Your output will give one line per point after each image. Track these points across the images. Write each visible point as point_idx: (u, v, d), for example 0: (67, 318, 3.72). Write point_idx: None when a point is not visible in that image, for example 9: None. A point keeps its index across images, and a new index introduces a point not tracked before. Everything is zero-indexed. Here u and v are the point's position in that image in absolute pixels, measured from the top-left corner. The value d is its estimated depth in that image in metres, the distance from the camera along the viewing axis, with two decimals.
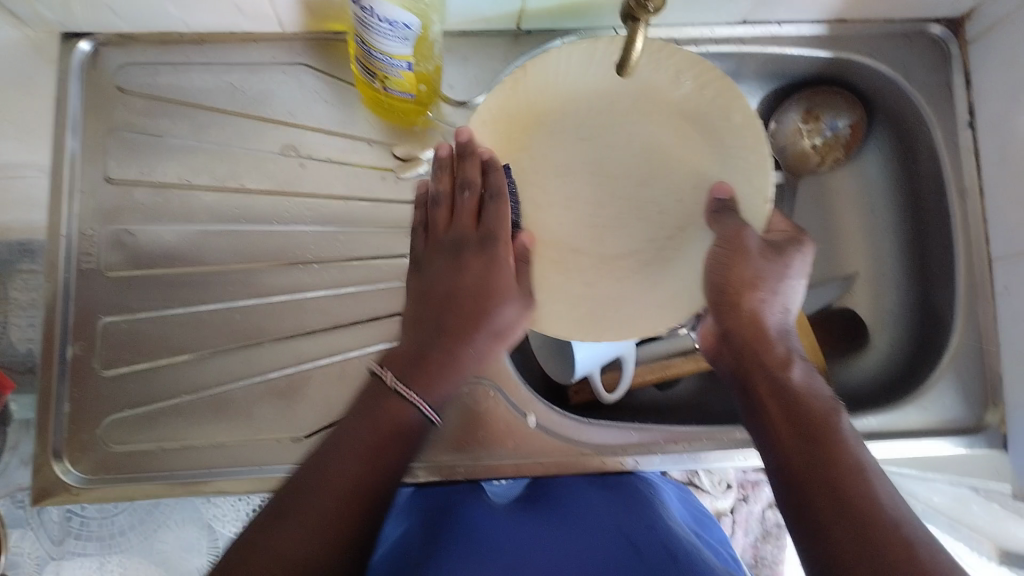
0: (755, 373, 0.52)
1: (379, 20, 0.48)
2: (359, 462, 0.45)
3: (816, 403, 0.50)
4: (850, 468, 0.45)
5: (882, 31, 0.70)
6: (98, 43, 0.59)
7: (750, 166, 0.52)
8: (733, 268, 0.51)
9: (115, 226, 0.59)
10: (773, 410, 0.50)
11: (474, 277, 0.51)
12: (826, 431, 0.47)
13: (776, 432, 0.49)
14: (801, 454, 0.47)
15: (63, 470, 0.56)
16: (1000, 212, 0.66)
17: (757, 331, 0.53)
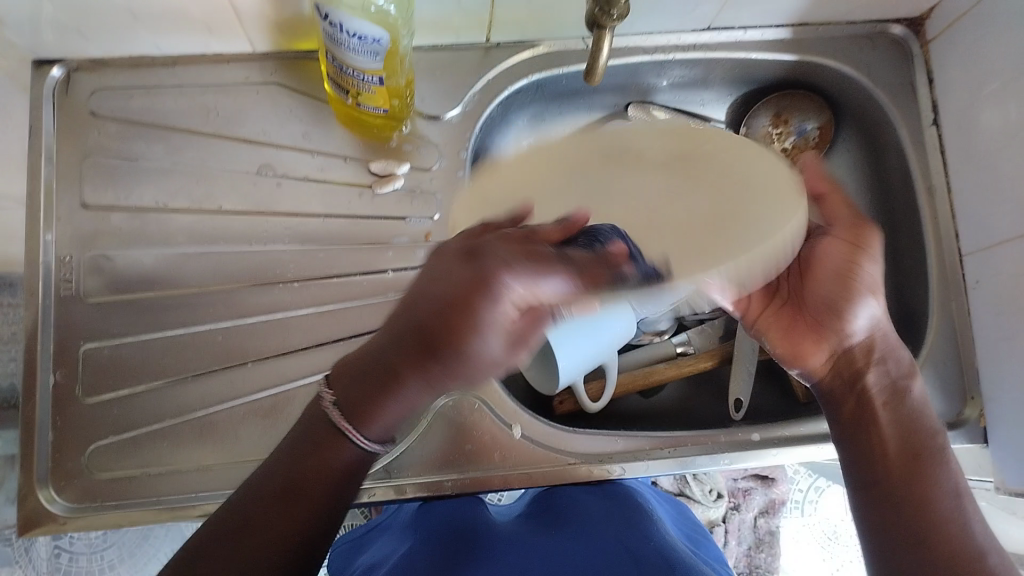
0: (871, 373, 0.52)
1: (348, 36, 0.49)
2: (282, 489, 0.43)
3: (926, 426, 0.50)
4: (948, 507, 0.46)
5: (844, 33, 0.72)
6: (71, 68, 0.59)
7: None
8: (854, 272, 0.52)
9: (92, 251, 0.59)
10: (879, 423, 0.50)
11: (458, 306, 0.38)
12: (931, 457, 0.48)
13: (879, 450, 0.49)
14: (903, 483, 0.48)
15: (47, 498, 0.55)
16: (967, 205, 0.67)
17: (881, 343, 0.53)
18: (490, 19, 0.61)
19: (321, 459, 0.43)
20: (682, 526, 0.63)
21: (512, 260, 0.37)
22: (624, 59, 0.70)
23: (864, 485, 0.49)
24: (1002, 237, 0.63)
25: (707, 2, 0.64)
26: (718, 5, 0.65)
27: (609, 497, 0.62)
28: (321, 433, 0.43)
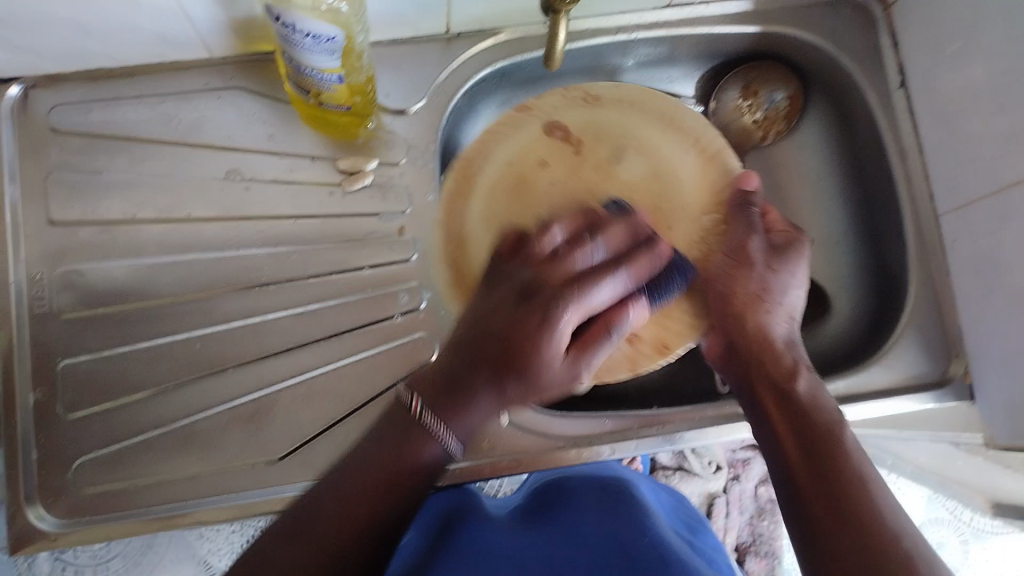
0: (759, 387, 0.52)
1: (302, 36, 0.49)
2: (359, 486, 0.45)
3: (821, 414, 0.49)
4: (853, 478, 0.44)
5: (805, 1, 0.72)
6: (28, 87, 0.59)
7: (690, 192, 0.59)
8: (734, 284, 0.53)
9: (63, 267, 0.58)
10: (775, 417, 0.50)
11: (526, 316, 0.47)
12: (831, 440, 0.47)
13: (782, 444, 0.48)
14: (804, 465, 0.46)
15: (36, 515, 0.55)
16: (937, 165, 0.67)
17: (761, 346, 0.53)
18: (448, 9, 0.61)
19: (416, 445, 0.47)
20: (679, 515, 0.65)
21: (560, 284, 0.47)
22: (587, 41, 0.69)
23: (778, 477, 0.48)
24: (973, 194, 0.63)
25: None
26: None
27: (612, 488, 0.63)
28: (436, 395, 0.48)
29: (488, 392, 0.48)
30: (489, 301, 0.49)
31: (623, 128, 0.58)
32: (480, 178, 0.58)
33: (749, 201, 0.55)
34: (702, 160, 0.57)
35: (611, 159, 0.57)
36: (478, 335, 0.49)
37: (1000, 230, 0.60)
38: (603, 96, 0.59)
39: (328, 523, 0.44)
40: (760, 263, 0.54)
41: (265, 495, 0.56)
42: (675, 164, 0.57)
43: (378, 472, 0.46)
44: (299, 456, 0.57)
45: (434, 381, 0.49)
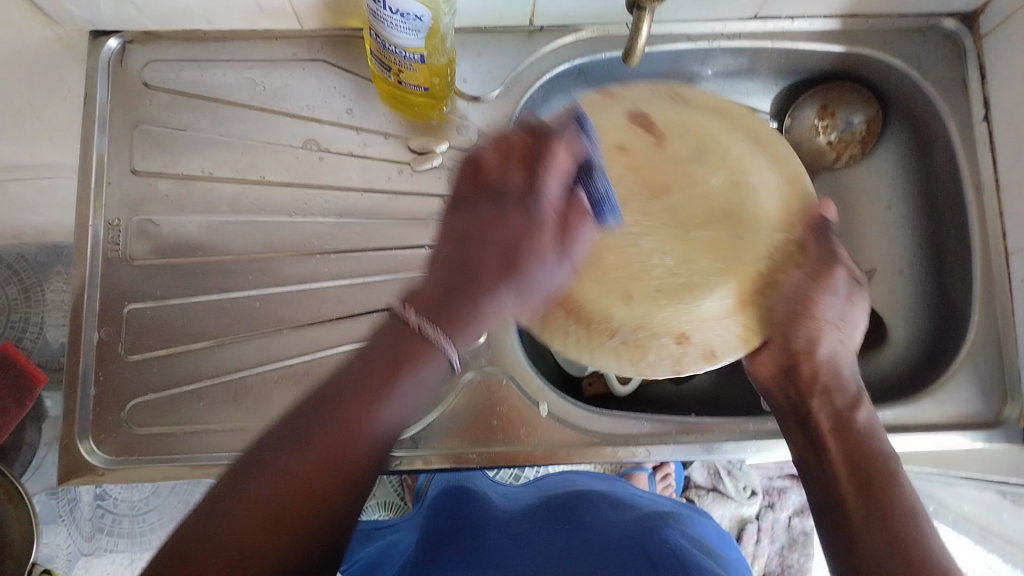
0: (817, 408, 0.50)
1: (391, 12, 0.50)
2: (321, 454, 0.39)
3: (876, 448, 0.48)
4: (903, 517, 0.44)
5: (895, 26, 0.70)
6: (126, 41, 0.62)
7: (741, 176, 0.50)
8: (811, 299, 0.49)
9: (140, 216, 0.61)
10: (834, 460, 0.48)
11: (517, 233, 0.43)
12: (884, 471, 0.46)
13: (835, 475, 0.47)
14: (855, 509, 0.45)
15: (87, 449, 0.57)
16: (1014, 202, 0.65)
17: (829, 371, 0.51)
18: (533, 1, 0.61)
19: (376, 405, 0.40)
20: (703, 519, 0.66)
21: (530, 179, 0.43)
22: (667, 46, 0.69)
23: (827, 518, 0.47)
24: None
25: None
26: None
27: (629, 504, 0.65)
28: (347, 390, 0.40)
29: (502, 299, 0.43)
30: (493, 205, 0.44)
31: (722, 146, 0.51)
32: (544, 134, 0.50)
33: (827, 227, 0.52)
34: (792, 187, 0.52)
35: (691, 158, 0.50)
36: (471, 243, 0.44)
37: None
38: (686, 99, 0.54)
39: (315, 453, 0.39)
40: (800, 281, 0.49)
41: None
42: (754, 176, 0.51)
43: (331, 461, 0.39)
44: None
45: (427, 298, 0.42)
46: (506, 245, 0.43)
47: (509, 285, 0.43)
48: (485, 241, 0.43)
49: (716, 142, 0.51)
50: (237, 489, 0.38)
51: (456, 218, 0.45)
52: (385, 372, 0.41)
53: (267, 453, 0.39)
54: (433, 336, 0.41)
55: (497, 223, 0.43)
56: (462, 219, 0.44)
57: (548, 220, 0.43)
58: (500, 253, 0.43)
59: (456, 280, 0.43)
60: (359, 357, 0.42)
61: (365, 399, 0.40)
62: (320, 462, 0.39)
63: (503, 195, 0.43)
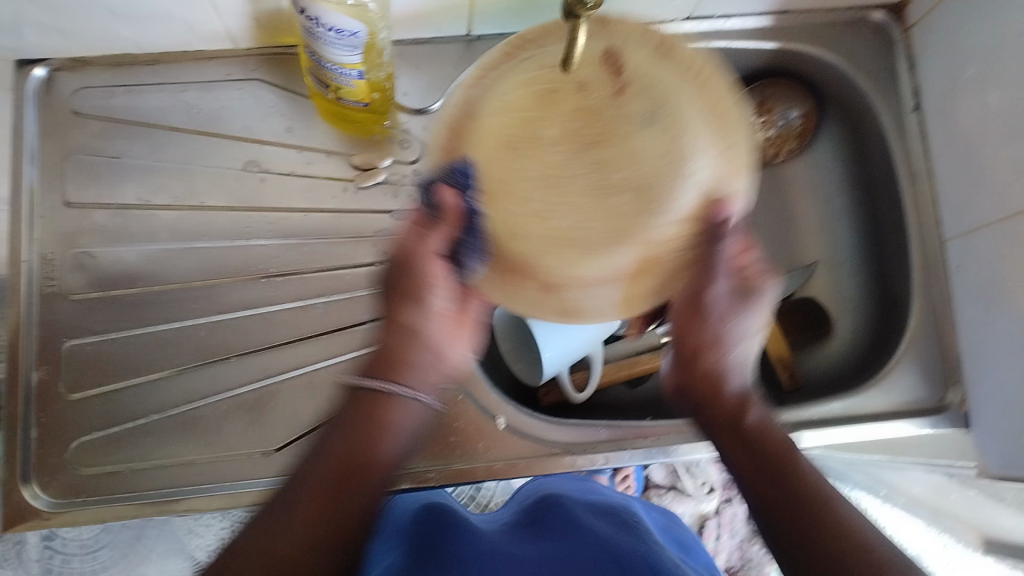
0: (716, 416, 0.48)
1: (325, 29, 0.49)
2: (294, 543, 0.41)
3: (774, 443, 0.46)
4: (821, 509, 0.42)
5: (825, 21, 0.72)
6: (52, 69, 0.60)
7: (662, 147, 0.34)
8: (703, 320, 0.45)
9: (75, 249, 0.59)
10: (737, 457, 0.47)
11: (406, 301, 0.45)
12: (787, 469, 0.45)
13: (743, 472, 0.46)
14: (778, 514, 0.43)
15: (32, 493, 0.56)
16: (947, 191, 0.67)
17: (711, 379, 0.48)
18: (470, 11, 0.61)
19: (324, 527, 0.42)
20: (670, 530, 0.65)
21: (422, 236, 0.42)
22: None
23: (761, 519, 0.45)
24: (982, 223, 0.63)
25: None
26: None
27: (603, 509, 0.65)
28: (303, 527, 0.42)
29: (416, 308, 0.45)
30: (404, 297, 0.45)
31: (612, 39, 0.37)
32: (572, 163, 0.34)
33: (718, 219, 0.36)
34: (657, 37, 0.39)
35: (640, 119, 0.34)
36: (396, 286, 0.45)
37: (1006, 260, 0.60)
38: (533, 41, 0.40)
39: (293, 532, 0.42)
40: (732, 307, 0.45)
41: (260, 485, 0.56)
42: (687, 128, 0.34)
43: (282, 564, 0.41)
44: (297, 448, 0.57)
45: (372, 361, 0.47)
46: (407, 280, 0.44)
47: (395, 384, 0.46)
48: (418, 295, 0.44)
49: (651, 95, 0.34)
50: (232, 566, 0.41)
51: (391, 272, 0.46)
52: (328, 488, 0.43)
53: (233, 548, 0.42)
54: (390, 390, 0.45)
55: (409, 293, 0.45)
56: (389, 289, 0.46)
57: (400, 287, 0.45)
58: (397, 322, 0.46)
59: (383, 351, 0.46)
60: (332, 431, 0.45)
61: (321, 547, 0.42)
62: (281, 555, 0.41)
63: (400, 290, 0.45)
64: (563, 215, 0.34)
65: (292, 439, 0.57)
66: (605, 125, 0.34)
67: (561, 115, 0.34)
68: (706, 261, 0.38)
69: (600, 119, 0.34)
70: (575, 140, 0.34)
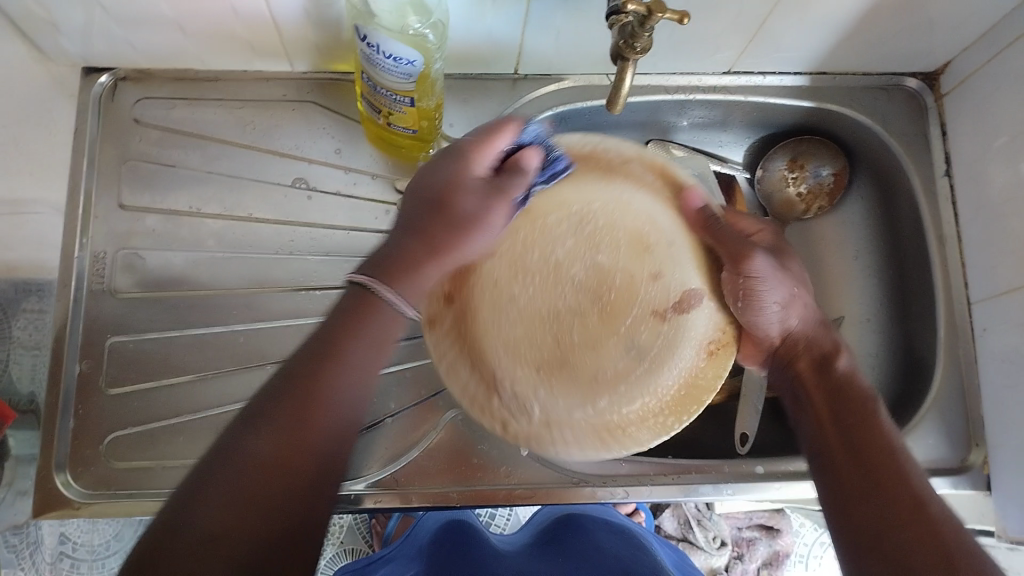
0: (798, 367, 0.53)
1: (384, 57, 0.51)
2: (278, 443, 0.40)
3: (858, 388, 0.51)
4: (885, 450, 0.47)
5: (860, 84, 0.74)
6: (118, 77, 0.62)
7: (651, 297, 0.52)
8: (754, 290, 0.50)
9: (126, 249, 0.61)
10: (815, 400, 0.51)
11: (449, 207, 0.47)
12: (867, 419, 0.49)
13: (817, 415, 0.51)
14: (842, 451, 0.48)
15: (63, 483, 0.57)
16: (975, 254, 0.68)
17: (801, 330, 0.53)
18: (519, 51, 0.63)
19: (317, 414, 0.42)
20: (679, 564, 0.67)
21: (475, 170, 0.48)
22: (646, 97, 0.72)
23: (817, 463, 0.50)
24: (1009, 287, 0.64)
25: (728, 46, 0.67)
26: (739, 50, 0.67)
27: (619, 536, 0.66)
28: (289, 409, 0.41)
29: (428, 263, 0.47)
30: (442, 193, 0.47)
31: (620, 180, 0.54)
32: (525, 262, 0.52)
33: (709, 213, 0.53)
34: (666, 185, 0.55)
35: (643, 255, 0.53)
36: (418, 200, 0.48)
37: None
38: (612, 164, 0.55)
39: (279, 434, 0.41)
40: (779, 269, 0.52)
41: None
42: (664, 265, 0.52)
43: (281, 460, 0.40)
44: None
45: (385, 264, 0.46)
46: (437, 203, 0.47)
47: (438, 250, 0.47)
48: (453, 203, 0.47)
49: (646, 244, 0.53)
50: (228, 472, 0.39)
51: (428, 176, 0.48)
52: (310, 376, 0.43)
53: (224, 455, 0.40)
54: (388, 297, 0.44)
55: (453, 190, 0.47)
56: (418, 200, 0.48)
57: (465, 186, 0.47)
58: (421, 220, 0.47)
59: (402, 250, 0.46)
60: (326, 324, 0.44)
61: (303, 410, 0.42)
62: (283, 441, 0.40)
63: (451, 185, 0.47)
64: (521, 290, 0.52)
65: None
66: (636, 248, 0.53)
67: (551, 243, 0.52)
68: (637, 376, 0.51)
69: (613, 283, 0.52)
70: (588, 255, 0.53)
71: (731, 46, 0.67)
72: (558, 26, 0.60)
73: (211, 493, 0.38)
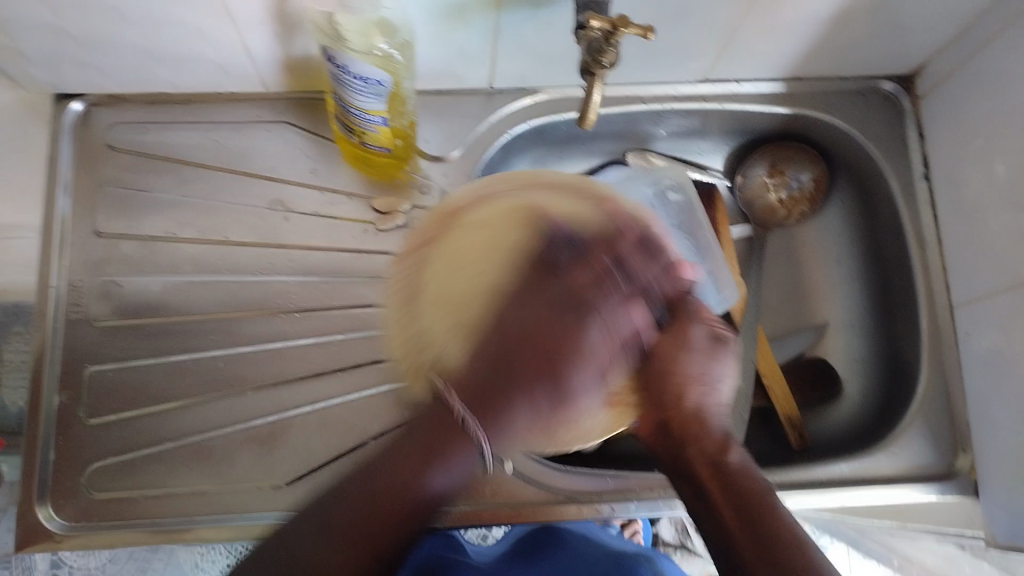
0: (694, 455, 0.50)
1: (352, 77, 0.51)
2: (362, 515, 0.47)
3: (755, 485, 0.49)
4: (782, 540, 0.46)
5: (836, 88, 0.74)
6: (90, 104, 0.63)
7: (593, 338, 0.49)
8: (673, 360, 0.50)
9: (102, 277, 0.61)
10: (716, 495, 0.49)
11: (562, 328, 0.48)
12: (763, 508, 0.48)
13: (718, 506, 0.48)
14: (743, 540, 0.47)
15: (46, 515, 0.56)
16: (956, 256, 0.68)
17: (694, 421, 0.50)
18: (493, 66, 0.63)
19: (427, 477, 0.48)
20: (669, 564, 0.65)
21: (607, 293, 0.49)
22: (623, 108, 0.72)
23: (721, 556, 0.48)
24: (990, 290, 0.64)
25: (702, 55, 0.67)
26: (713, 58, 0.68)
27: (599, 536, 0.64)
28: (399, 462, 0.49)
29: (528, 410, 0.48)
30: (525, 302, 0.49)
31: (574, 216, 0.51)
32: (537, 199, 0.51)
33: (685, 291, 0.52)
34: (662, 262, 0.52)
35: (584, 285, 0.49)
36: (511, 339, 0.49)
37: (1013, 327, 0.61)
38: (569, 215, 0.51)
39: (358, 531, 0.47)
40: (703, 348, 0.51)
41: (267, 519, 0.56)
42: (601, 311, 0.49)
43: (358, 537, 0.47)
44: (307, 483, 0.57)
45: (471, 389, 0.48)
46: (545, 342, 0.48)
47: (544, 390, 0.48)
48: (587, 298, 0.49)
49: (592, 285, 0.49)
50: (295, 556, 0.46)
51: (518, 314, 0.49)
52: (410, 461, 0.49)
53: (323, 521, 0.48)
54: (475, 433, 0.48)
55: (542, 317, 0.49)
56: (514, 319, 0.49)
57: (551, 270, 0.49)
58: (535, 350, 0.48)
59: (484, 397, 0.48)
60: (355, 479, 0.49)
61: (416, 471, 0.49)
62: (362, 521, 0.47)
63: (557, 265, 0.49)
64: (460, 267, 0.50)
65: (302, 473, 0.58)
66: (584, 279, 0.49)
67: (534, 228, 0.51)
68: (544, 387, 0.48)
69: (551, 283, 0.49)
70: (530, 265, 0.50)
71: (704, 55, 0.67)
72: (530, 40, 0.60)
73: (326, 527, 0.47)
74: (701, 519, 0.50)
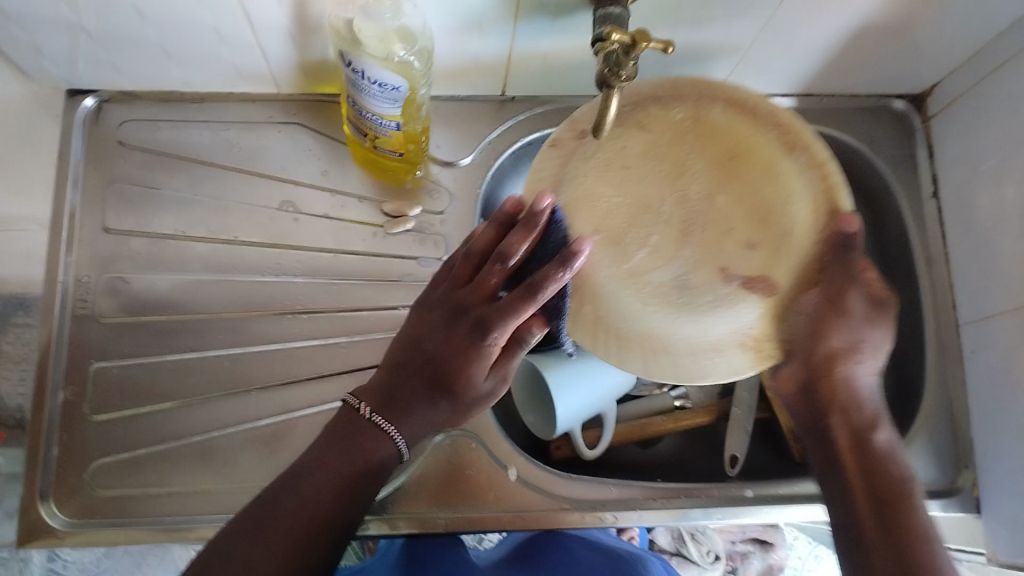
0: (837, 428, 0.51)
1: (370, 82, 0.51)
2: (329, 488, 0.47)
3: (894, 474, 0.49)
4: (913, 535, 0.46)
5: (846, 105, 0.74)
6: (103, 100, 0.63)
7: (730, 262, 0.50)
8: (829, 329, 0.48)
9: (110, 274, 0.61)
10: (852, 479, 0.49)
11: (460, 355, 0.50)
12: (899, 499, 0.47)
13: (856, 501, 0.48)
14: (878, 537, 0.46)
15: (48, 513, 0.56)
16: (963, 275, 0.68)
17: (845, 395, 0.50)
18: (505, 74, 0.63)
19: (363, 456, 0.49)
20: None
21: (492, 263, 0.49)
22: None
23: (842, 537, 0.49)
24: (997, 310, 0.64)
25: (716, 69, 0.67)
26: (726, 72, 0.68)
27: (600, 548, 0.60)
28: (321, 465, 0.48)
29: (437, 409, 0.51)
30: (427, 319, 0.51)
31: (764, 155, 0.51)
32: (630, 141, 0.53)
33: (849, 243, 0.48)
34: (824, 207, 0.49)
35: (752, 214, 0.51)
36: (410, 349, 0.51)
37: None
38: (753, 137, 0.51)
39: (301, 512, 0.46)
40: (857, 316, 0.49)
41: None
42: (744, 256, 0.50)
43: (303, 519, 0.46)
44: None
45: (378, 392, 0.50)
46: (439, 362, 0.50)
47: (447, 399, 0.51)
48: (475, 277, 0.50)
49: (759, 222, 0.50)
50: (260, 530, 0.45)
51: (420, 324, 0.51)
52: (343, 452, 0.48)
53: (274, 491, 0.47)
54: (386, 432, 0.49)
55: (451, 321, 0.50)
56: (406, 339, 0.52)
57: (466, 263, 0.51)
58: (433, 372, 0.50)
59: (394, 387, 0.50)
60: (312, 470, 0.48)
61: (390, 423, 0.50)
62: (331, 484, 0.47)
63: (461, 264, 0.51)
64: (624, 179, 0.53)
65: None
66: (759, 211, 0.50)
67: (651, 158, 0.53)
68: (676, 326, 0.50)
69: (724, 231, 0.51)
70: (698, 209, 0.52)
71: (718, 68, 0.67)
72: (544, 49, 0.60)
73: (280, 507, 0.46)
74: (832, 495, 0.50)
